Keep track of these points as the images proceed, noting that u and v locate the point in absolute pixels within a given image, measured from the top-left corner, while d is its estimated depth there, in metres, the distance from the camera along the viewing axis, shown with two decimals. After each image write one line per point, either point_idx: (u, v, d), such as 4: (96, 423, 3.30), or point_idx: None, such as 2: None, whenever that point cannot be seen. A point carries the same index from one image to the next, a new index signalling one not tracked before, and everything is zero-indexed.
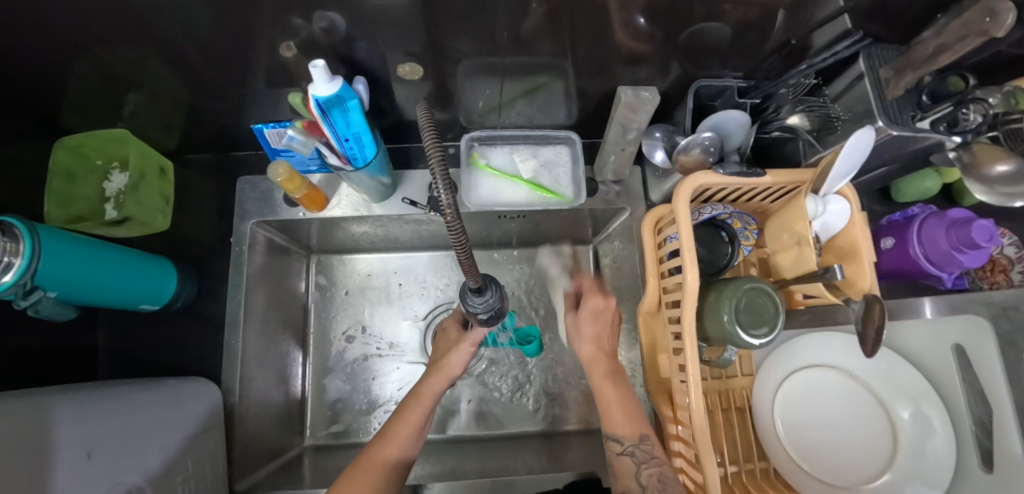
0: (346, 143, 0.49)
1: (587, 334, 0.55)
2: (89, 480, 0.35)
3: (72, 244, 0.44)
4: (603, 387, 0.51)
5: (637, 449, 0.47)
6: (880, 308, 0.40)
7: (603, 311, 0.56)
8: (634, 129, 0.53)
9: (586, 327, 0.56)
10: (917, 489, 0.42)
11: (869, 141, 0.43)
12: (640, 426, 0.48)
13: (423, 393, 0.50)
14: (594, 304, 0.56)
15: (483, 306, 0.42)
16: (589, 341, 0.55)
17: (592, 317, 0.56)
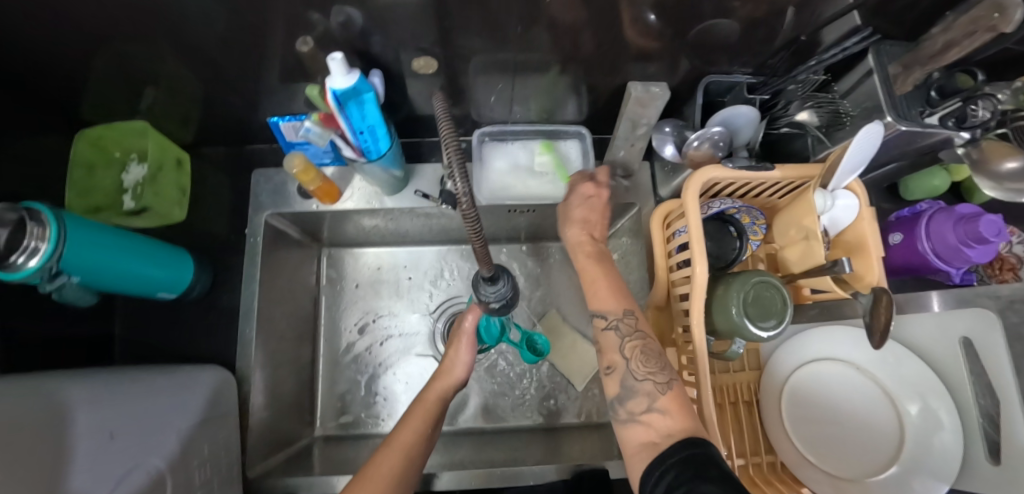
0: (360, 135, 0.49)
1: (576, 216, 0.53)
2: (112, 457, 0.36)
3: (97, 232, 0.46)
4: (586, 267, 0.50)
5: (621, 322, 0.45)
6: (887, 299, 0.41)
7: (596, 197, 0.53)
8: (644, 124, 0.53)
9: (578, 212, 0.53)
10: (923, 482, 0.42)
11: (879, 135, 0.43)
12: (622, 301, 0.46)
13: (427, 397, 0.49)
14: (586, 190, 0.53)
15: (495, 295, 0.42)
16: (579, 225, 0.53)
17: (582, 201, 0.53)
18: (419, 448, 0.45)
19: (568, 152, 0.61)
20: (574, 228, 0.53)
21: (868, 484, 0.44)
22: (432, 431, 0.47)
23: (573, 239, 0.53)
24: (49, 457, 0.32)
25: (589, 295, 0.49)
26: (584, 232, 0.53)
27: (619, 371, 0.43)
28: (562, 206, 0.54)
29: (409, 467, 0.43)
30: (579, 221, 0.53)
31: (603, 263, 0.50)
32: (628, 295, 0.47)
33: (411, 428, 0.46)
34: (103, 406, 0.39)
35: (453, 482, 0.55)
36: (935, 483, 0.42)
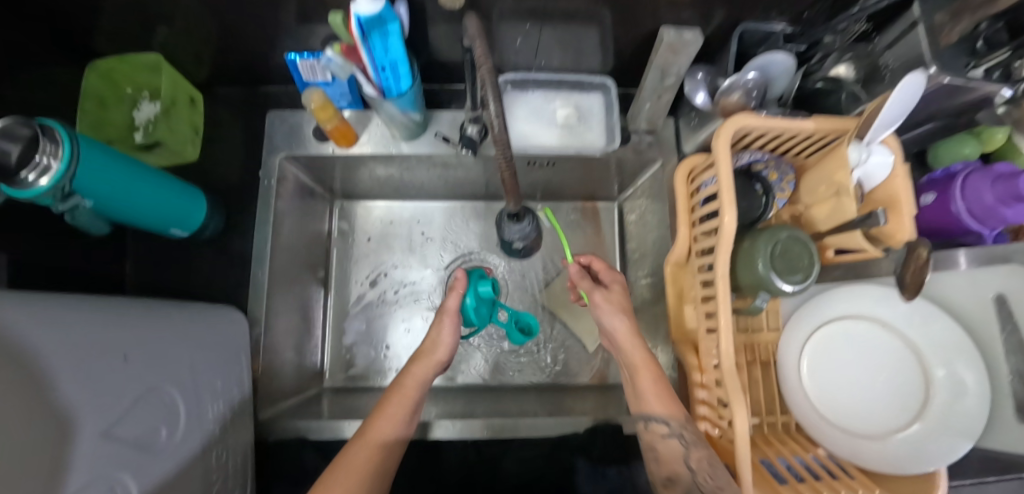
0: (382, 72, 0.47)
1: (613, 306, 0.53)
2: (125, 383, 0.34)
3: (110, 157, 0.44)
4: (642, 367, 0.49)
5: (683, 431, 0.45)
6: (927, 250, 0.40)
7: (625, 292, 0.55)
8: (673, 75, 0.52)
9: (616, 300, 0.54)
10: (946, 440, 0.41)
11: (919, 85, 0.41)
12: (680, 407, 0.46)
13: (407, 381, 0.48)
14: (602, 294, 0.54)
15: (521, 233, 0.49)
16: (623, 314, 0.52)
17: (604, 295, 0.54)
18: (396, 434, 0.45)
19: (592, 105, 0.60)
20: (614, 319, 0.52)
21: (890, 441, 0.44)
22: (410, 416, 0.47)
23: (618, 330, 0.52)
24: (84, 364, 0.30)
25: (637, 399, 0.50)
26: (642, 350, 0.50)
27: (684, 482, 0.44)
28: (594, 308, 0.54)
29: (388, 454, 0.44)
30: (612, 307, 0.53)
31: (654, 367, 0.49)
32: (680, 400, 0.47)
33: (389, 414, 0.45)
34: (127, 325, 0.37)
35: (446, 430, 0.55)
36: (958, 440, 0.41)
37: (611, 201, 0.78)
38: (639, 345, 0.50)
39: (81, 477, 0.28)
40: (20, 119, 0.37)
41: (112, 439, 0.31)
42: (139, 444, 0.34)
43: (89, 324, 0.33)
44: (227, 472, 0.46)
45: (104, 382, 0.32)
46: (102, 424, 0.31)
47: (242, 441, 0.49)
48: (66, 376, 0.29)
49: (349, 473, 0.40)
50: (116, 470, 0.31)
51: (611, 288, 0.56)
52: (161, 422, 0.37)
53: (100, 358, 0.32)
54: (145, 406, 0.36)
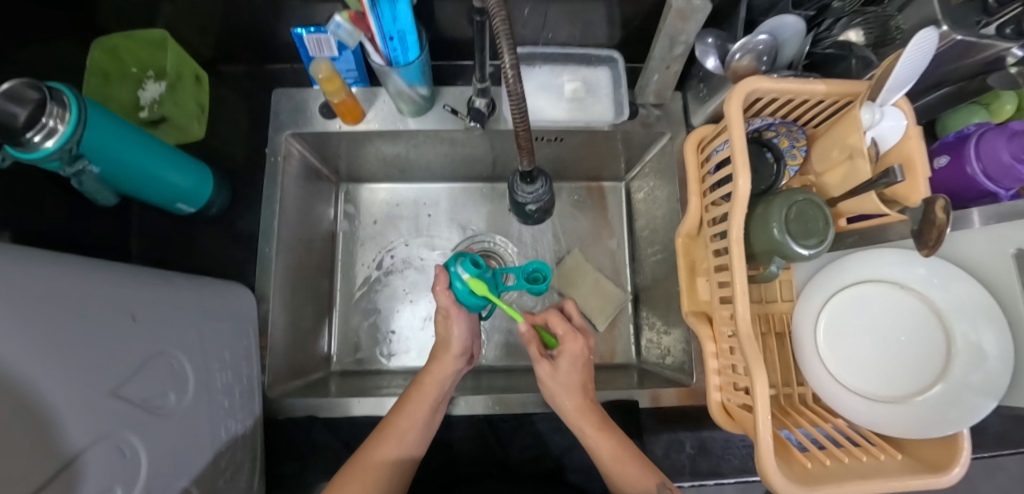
0: (390, 42, 0.46)
1: (569, 382, 0.50)
2: (131, 343, 0.33)
3: (115, 125, 0.44)
4: (600, 442, 0.47)
5: None
6: (944, 201, 0.39)
7: (580, 354, 0.51)
8: (682, 42, 0.51)
9: (564, 377, 0.50)
10: (970, 400, 0.40)
11: (931, 44, 0.38)
12: (652, 478, 0.44)
13: (426, 381, 0.50)
14: (573, 349, 0.50)
15: (533, 196, 0.52)
16: (575, 391, 0.50)
17: (570, 363, 0.50)
18: (415, 436, 0.48)
19: (599, 79, 0.60)
20: (569, 398, 0.50)
21: (911, 404, 0.42)
22: (430, 414, 0.50)
23: (568, 411, 0.50)
24: (91, 319, 0.30)
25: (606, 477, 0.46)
26: (576, 398, 0.50)
27: None
28: (545, 386, 0.52)
29: (408, 456, 0.47)
30: (564, 385, 0.50)
31: (609, 432, 0.48)
32: (652, 470, 0.45)
33: (409, 414, 0.48)
34: (136, 290, 0.36)
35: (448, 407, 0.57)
36: (983, 400, 0.39)
37: (617, 181, 0.78)
38: (591, 416, 0.49)
39: (88, 432, 0.27)
40: (27, 81, 0.36)
41: (117, 398, 0.30)
42: (146, 405, 0.33)
43: (92, 282, 0.32)
44: (238, 445, 0.45)
45: (107, 341, 0.31)
46: (108, 383, 0.30)
47: (252, 416, 0.49)
48: (75, 328, 0.28)
49: (365, 475, 0.43)
50: (124, 430, 0.30)
51: (559, 360, 0.51)
52: (170, 387, 0.36)
53: (101, 317, 0.31)
54: (154, 368, 0.35)
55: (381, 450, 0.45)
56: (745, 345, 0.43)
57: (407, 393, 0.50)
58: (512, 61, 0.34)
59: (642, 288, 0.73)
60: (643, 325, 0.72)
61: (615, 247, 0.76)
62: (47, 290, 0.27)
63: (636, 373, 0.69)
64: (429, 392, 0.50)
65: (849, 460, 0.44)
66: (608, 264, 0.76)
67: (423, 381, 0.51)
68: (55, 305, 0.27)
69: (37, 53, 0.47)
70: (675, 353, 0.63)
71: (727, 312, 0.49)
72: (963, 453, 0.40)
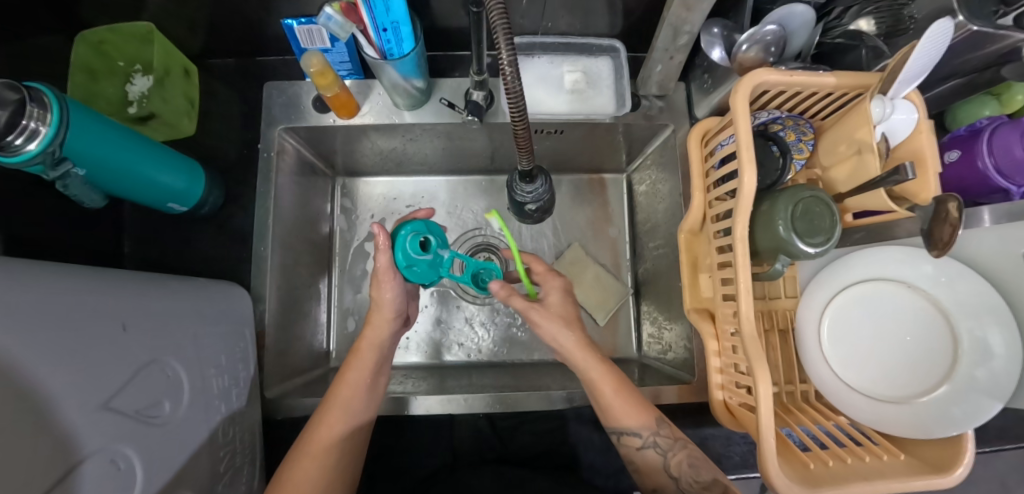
0: (384, 34, 0.45)
1: (558, 314, 0.48)
2: (123, 355, 0.32)
3: (100, 124, 0.42)
4: (599, 380, 0.46)
5: (657, 438, 0.45)
6: (956, 203, 0.37)
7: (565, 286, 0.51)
8: (687, 32, 0.49)
9: (558, 309, 0.48)
10: (976, 401, 0.40)
11: (946, 39, 0.36)
12: (648, 414, 0.45)
13: (362, 347, 0.49)
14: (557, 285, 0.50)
15: (533, 195, 0.51)
16: (569, 323, 0.48)
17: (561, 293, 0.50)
18: (359, 404, 0.47)
19: (601, 69, 0.58)
20: (559, 332, 0.47)
21: (916, 405, 0.42)
22: (371, 378, 0.48)
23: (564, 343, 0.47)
24: (82, 331, 0.29)
25: (605, 413, 0.47)
26: (571, 333, 0.47)
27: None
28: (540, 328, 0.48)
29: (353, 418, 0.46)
30: (555, 319, 0.48)
31: (609, 366, 0.47)
32: (646, 404, 0.46)
33: (350, 385, 0.47)
34: (132, 297, 0.36)
35: (444, 405, 0.56)
36: (988, 401, 0.39)
37: (618, 173, 0.77)
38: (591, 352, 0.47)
39: (78, 449, 0.27)
40: (6, 81, 0.35)
41: (111, 411, 0.30)
42: (141, 416, 0.33)
43: (83, 293, 0.31)
44: (236, 447, 0.45)
45: (97, 354, 0.30)
46: (100, 395, 0.29)
47: (251, 417, 0.49)
48: (68, 343, 0.27)
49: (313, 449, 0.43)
50: (118, 443, 0.30)
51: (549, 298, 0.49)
52: (165, 395, 0.36)
53: (90, 329, 0.30)
54: (148, 377, 0.34)
55: (321, 439, 0.44)
56: (746, 342, 0.42)
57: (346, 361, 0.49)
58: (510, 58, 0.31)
59: (643, 281, 0.72)
60: (644, 318, 0.71)
61: (615, 240, 0.75)
62: (39, 302, 0.27)
63: (637, 367, 0.69)
64: (363, 359, 0.48)
65: (852, 459, 0.44)
66: (609, 258, 0.75)
67: (360, 349, 0.49)
68: (45, 320, 0.26)
69: (18, 50, 0.46)
70: (676, 349, 0.62)
71: (728, 310, 0.48)
72: (966, 453, 0.40)
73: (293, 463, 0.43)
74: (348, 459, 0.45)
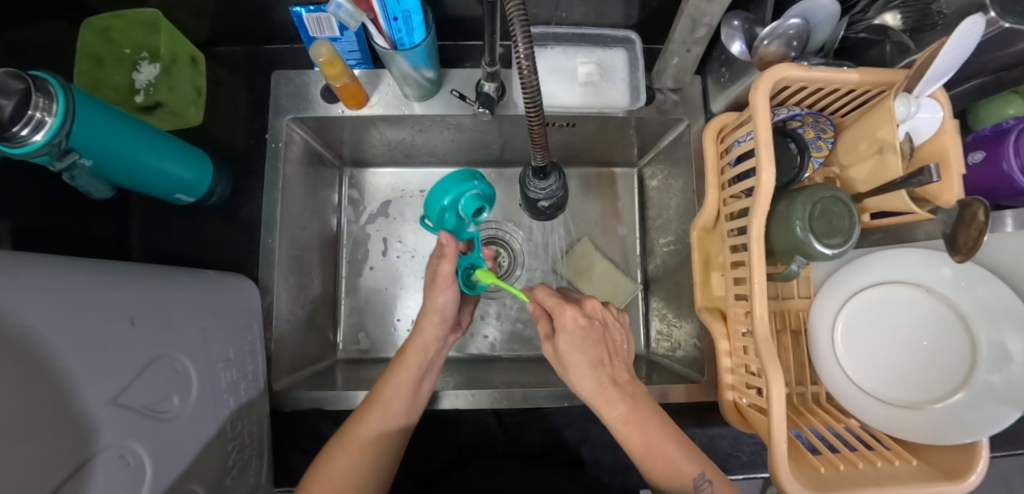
0: (394, 23, 0.44)
1: (576, 365, 0.43)
2: (131, 350, 0.32)
3: (106, 114, 0.42)
4: (631, 434, 0.41)
5: None
6: (982, 208, 0.36)
7: (579, 327, 0.44)
8: (706, 24, 0.47)
9: (573, 358, 0.43)
10: (994, 409, 0.39)
11: (976, 38, 0.35)
12: (688, 471, 0.40)
13: (412, 346, 0.50)
14: (570, 320, 0.44)
15: (546, 192, 0.50)
16: (587, 374, 0.43)
17: (574, 343, 0.44)
18: (400, 406, 0.47)
19: (615, 61, 0.57)
20: (585, 381, 0.43)
21: (931, 411, 0.41)
22: (418, 379, 0.49)
23: (590, 395, 0.43)
24: (91, 326, 0.29)
25: (644, 470, 0.42)
26: (592, 381, 0.43)
27: None
28: (557, 366, 0.46)
29: (394, 417, 0.46)
30: (579, 368, 0.43)
31: (643, 418, 0.41)
32: (692, 458, 0.41)
33: (396, 383, 0.48)
34: (141, 291, 0.35)
35: (455, 401, 0.56)
36: (1008, 409, 0.38)
37: (630, 167, 0.76)
38: (620, 401, 0.42)
39: (86, 445, 0.27)
40: (10, 70, 0.34)
41: (120, 407, 0.30)
42: (150, 411, 0.33)
43: (92, 287, 0.31)
44: (245, 440, 0.45)
45: (107, 349, 0.29)
46: (109, 391, 0.29)
47: (259, 410, 0.49)
48: (76, 339, 0.27)
49: (351, 442, 0.43)
50: (127, 438, 0.30)
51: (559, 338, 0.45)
52: (174, 390, 0.36)
53: (99, 324, 0.30)
54: (156, 371, 0.34)
55: (361, 430, 0.44)
56: (760, 345, 0.42)
57: (391, 363, 0.50)
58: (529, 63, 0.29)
59: (653, 277, 0.71)
60: (653, 315, 0.71)
61: (625, 235, 0.75)
62: (49, 297, 0.26)
63: (644, 363, 0.69)
64: (412, 361, 0.49)
65: (863, 464, 0.43)
66: (618, 253, 0.74)
67: (407, 351, 0.50)
68: (54, 315, 0.26)
69: (22, 37, 0.45)
70: (685, 347, 0.62)
71: (742, 311, 0.47)
72: (979, 461, 0.39)
73: (331, 454, 0.43)
74: (382, 457, 0.44)
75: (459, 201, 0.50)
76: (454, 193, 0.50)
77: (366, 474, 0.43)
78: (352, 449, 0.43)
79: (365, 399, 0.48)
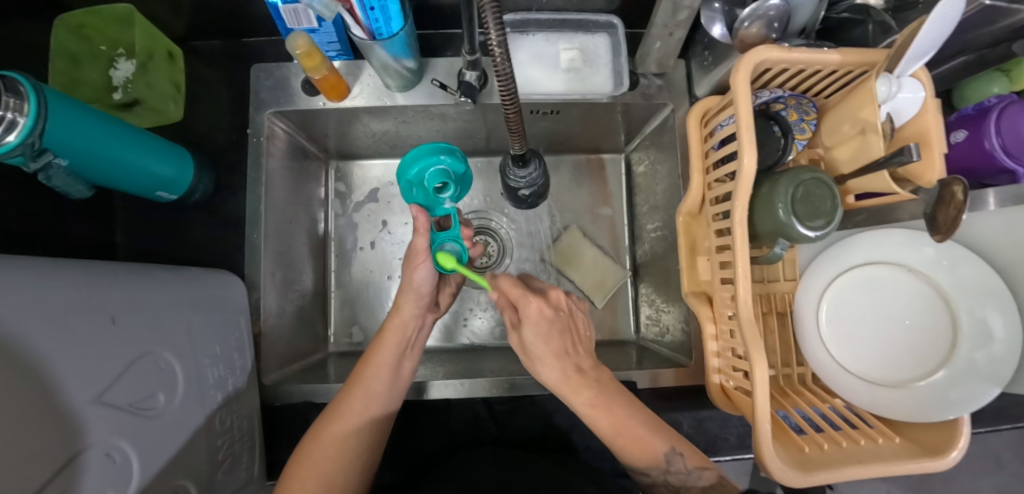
0: (371, 12, 0.43)
1: (544, 353, 0.44)
2: (114, 348, 0.32)
3: (81, 112, 0.41)
4: (597, 416, 0.42)
5: (667, 477, 0.41)
6: (961, 187, 0.36)
7: (542, 315, 0.45)
8: (686, 7, 0.46)
9: (537, 344, 0.44)
10: (973, 386, 0.40)
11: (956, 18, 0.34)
12: (657, 449, 0.41)
13: (391, 326, 0.50)
14: (537, 309, 0.45)
15: (526, 180, 0.50)
16: (551, 362, 0.44)
17: (538, 327, 0.44)
18: (382, 390, 0.47)
19: (597, 47, 0.56)
20: (550, 369, 0.44)
21: (913, 389, 0.42)
22: (397, 359, 0.49)
23: (554, 382, 0.44)
24: (73, 325, 0.29)
25: (617, 451, 0.43)
26: (557, 368, 0.44)
27: None
28: (523, 356, 0.47)
29: (375, 403, 0.46)
30: (545, 358, 0.44)
31: (608, 404, 0.42)
32: (663, 431, 0.42)
33: (376, 366, 0.48)
34: (123, 290, 0.35)
35: (444, 390, 0.58)
36: (986, 386, 0.39)
37: (617, 153, 0.75)
38: (584, 390, 0.43)
39: (71, 444, 0.27)
40: None
41: (105, 405, 0.30)
42: (135, 408, 0.33)
43: (71, 286, 0.30)
44: (234, 435, 0.46)
45: (88, 349, 0.29)
46: (92, 389, 0.29)
47: (249, 405, 0.49)
48: (56, 338, 0.27)
49: (333, 425, 0.43)
50: (114, 436, 0.30)
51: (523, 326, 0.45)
52: (160, 387, 0.36)
53: (80, 323, 0.29)
54: (141, 369, 0.34)
55: (342, 416, 0.44)
56: (744, 328, 0.42)
57: (370, 347, 0.50)
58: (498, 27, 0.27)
59: (642, 263, 0.71)
60: (642, 300, 0.71)
61: (614, 222, 0.75)
62: (27, 298, 0.26)
63: (634, 349, 0.70)
64: (390, 343, 0.49)
65: (846, 443, 0.44)
66: (607, 240, 0.74)
67: (385, 330, 0.50)
68: (33, 315, 0.26)
69: None
70: (674, 331, 0.62)
71: (728, 294, 0.47)
72: (962, 437, 0.40)
73: (312, 440, 0.43)
74: (365, 442, 0.44)
75: (424, 174, 0.53)
76: (420, 165, 0.53)
77: (348, 457, 0.43)
78: (334, 434, 0.43)
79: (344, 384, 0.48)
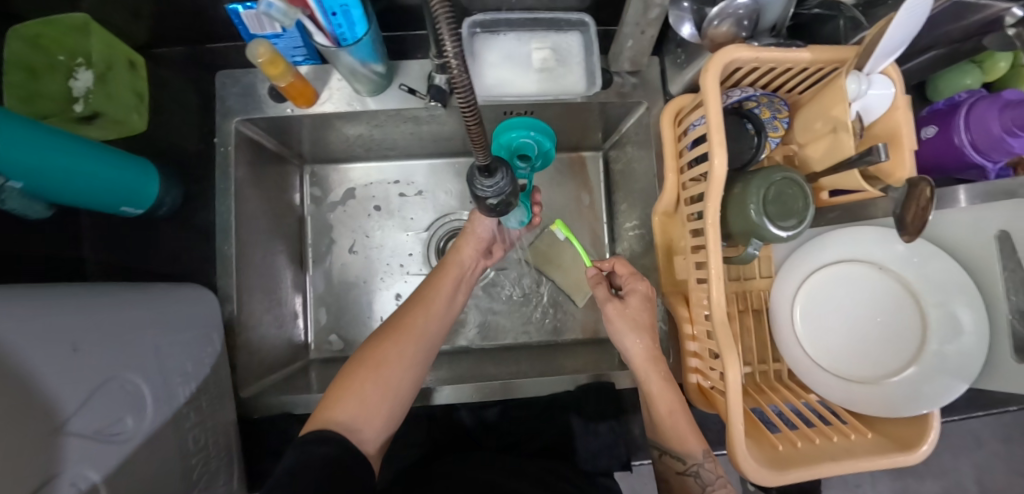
0: (334, 18, 0.41)
1: (641, 323, 0.49)
2: (78, 375, 0.31)
3: (35, 130, 0.40)
4: (659, 394, 0.47)
5: (700, 470, 0.44)
6: (928, 188, 0.36)
7: (647, 295, 0.51)
8: (657, 5, 0.45)
9: (633, 313, 0.50)
10: (943, 382, 0.40)
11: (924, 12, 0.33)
12: (696, 444, 0.45)
13: (447, 264, 0.54)
14: (643, 289, 0.51)
15: (492, 189, 0.42)
16: (644, 331, 0.49)
17: (643, 302, 0.50)
18: (436, 319, 0.49)
19: (570, 46, 0.55)
20: (636, 339, 0.49)
21: (885, 385, 0.42)
22: (453, 287, 0.53)
23: (634, 352, 0.49)
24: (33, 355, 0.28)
25: (660, 434, 0.47)
26: (642, 341, 0.49)
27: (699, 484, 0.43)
28: (610, 324, 0.51)
29: (428, 330, 0.47)
30: (631, 326, 0.49)
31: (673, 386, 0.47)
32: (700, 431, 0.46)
33: (441, 290, 0.51)
34: (85, 314, 0.34)
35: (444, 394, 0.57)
36: (955, 382, 0.40)
37: (597, 150, 0.75)
38: (660, 363, 0.48)
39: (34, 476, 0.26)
40: None
41: (69, 434, 0.29)
42: (103, 434, 0.32)
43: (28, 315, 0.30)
44: (210, 452, 0.45)
45: (48, 379, 0.29)
46: (55, 419, 0.29)
47: (225, 420, 0.49)
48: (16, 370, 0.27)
49: (397, 334, 0.45)
50: (80, 465, 0.29)
51: (628, 299, 0.51)
52: (128, 411, 0.35)
53: (40, 353, 0.29)
54: (106, 394, 0.34)
55: (388, 346, 0.44)
56: (717, 331, 0.42)
57: (430, 278, 0.53)
58: (457, 49, 0.24)
59: None
60: None
61: (594, 221, 0.74)
62: None
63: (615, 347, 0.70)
64: (450, 272, 0.53)
65: (820, 439, 0.44)
66: (588, 238, 0.74)
67: (446, 265, 0.54)
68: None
69: None
70: None
71: (702, 295, 0.47)
72: (932, 432, 0.41)
73: (381, 338, 0.45)
74: (422, 350, 0.46)
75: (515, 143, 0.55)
76: (509, 136, 0.54)
77: (410, 364, 0.44)
78: (388, 350, 0.44)
79: (410, 298, 0.51)
